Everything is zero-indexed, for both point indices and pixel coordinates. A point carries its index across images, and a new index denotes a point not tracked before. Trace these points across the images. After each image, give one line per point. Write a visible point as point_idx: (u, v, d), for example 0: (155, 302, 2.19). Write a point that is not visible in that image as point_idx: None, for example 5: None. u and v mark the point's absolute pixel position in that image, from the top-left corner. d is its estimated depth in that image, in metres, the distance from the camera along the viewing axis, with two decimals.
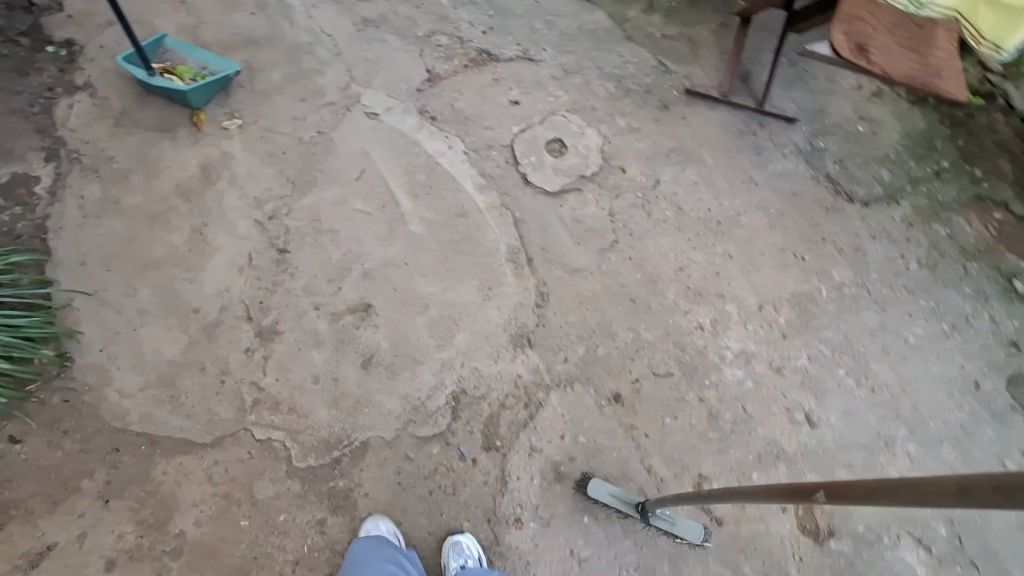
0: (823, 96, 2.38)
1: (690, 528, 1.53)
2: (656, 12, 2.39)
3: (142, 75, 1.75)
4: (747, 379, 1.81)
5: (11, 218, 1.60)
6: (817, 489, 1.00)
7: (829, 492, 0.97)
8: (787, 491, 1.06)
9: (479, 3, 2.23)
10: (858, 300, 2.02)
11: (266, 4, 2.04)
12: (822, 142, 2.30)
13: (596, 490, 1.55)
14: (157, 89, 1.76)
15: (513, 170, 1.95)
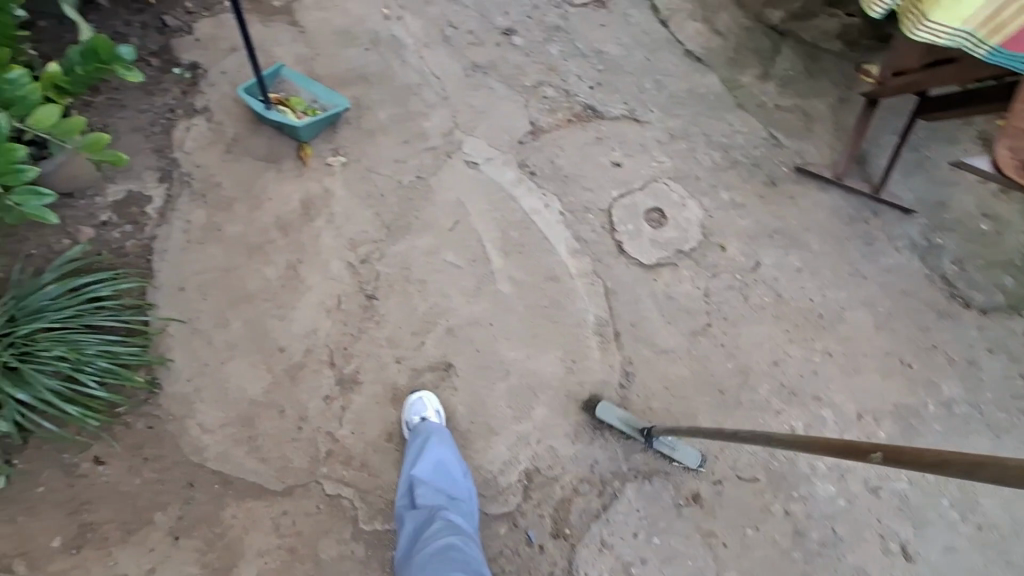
0: (945, 187, 2.20)
1: (687, 454, 1.62)
2: (771, 81, 2.28)
3: (259, 107, 1.76)
4: (839, 497, 1.67)
5: (121, 236, 1.63)
6: (874, 450, 0.93)
7: (889, 456, 0.90)
8: (840, 447, 1.00)
9: (590, 55, 2.17)
10: (969, 422, 1.86)
11: (380, 41, 2.04)
12: (939, 238, 2.13)
13: (603, 411, 1.64)
14: (272, 123, 1.77)
15: (608, 237, 1.89)
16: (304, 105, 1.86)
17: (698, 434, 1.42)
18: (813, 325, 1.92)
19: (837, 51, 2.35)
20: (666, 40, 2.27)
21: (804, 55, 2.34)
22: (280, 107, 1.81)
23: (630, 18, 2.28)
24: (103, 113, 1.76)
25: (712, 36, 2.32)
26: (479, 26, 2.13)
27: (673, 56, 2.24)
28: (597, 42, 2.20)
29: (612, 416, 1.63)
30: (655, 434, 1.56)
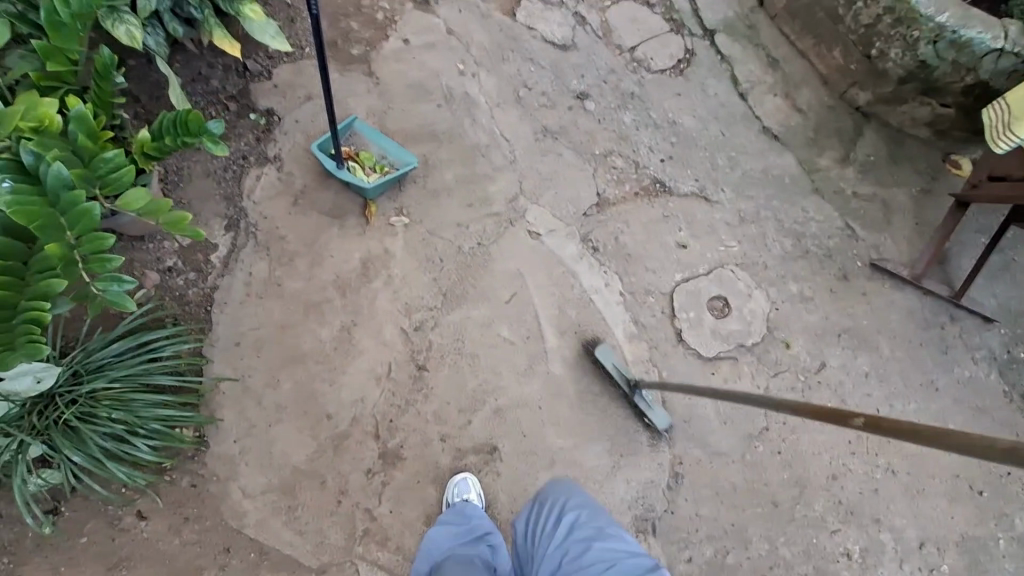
0: None
1: (660, 416, 1.67)
2: (852, 165, 2.17)
3: (331, 163, 1.75)
4: None
5: (185, 282, 1.64)
6: (854, 415, 0.93)
7: (869, 422, 0.91)
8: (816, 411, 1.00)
9: (663, 126, 2.11)
10: None
11: (453, 97, 2.02)
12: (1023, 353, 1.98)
13: (602, 353, 1.72)
14: (341, 180, 1.76)
15: (668, 323, 1.82)
16: (373, 161, 1.85)
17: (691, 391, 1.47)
18: (878, 439, 1.81)
19: (924, 139, 2.23)
20: (743, 114, 2.19)
21: (889, 140, 2.23)
22: (351, 163, 1.80)
23: (707, 89, 2.21)
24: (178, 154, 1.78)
25: (792, 113, 2.22)
26: (553, 87, 2.09)
27: (750, 132, 2.16)
28: (672, 113, 2.14)
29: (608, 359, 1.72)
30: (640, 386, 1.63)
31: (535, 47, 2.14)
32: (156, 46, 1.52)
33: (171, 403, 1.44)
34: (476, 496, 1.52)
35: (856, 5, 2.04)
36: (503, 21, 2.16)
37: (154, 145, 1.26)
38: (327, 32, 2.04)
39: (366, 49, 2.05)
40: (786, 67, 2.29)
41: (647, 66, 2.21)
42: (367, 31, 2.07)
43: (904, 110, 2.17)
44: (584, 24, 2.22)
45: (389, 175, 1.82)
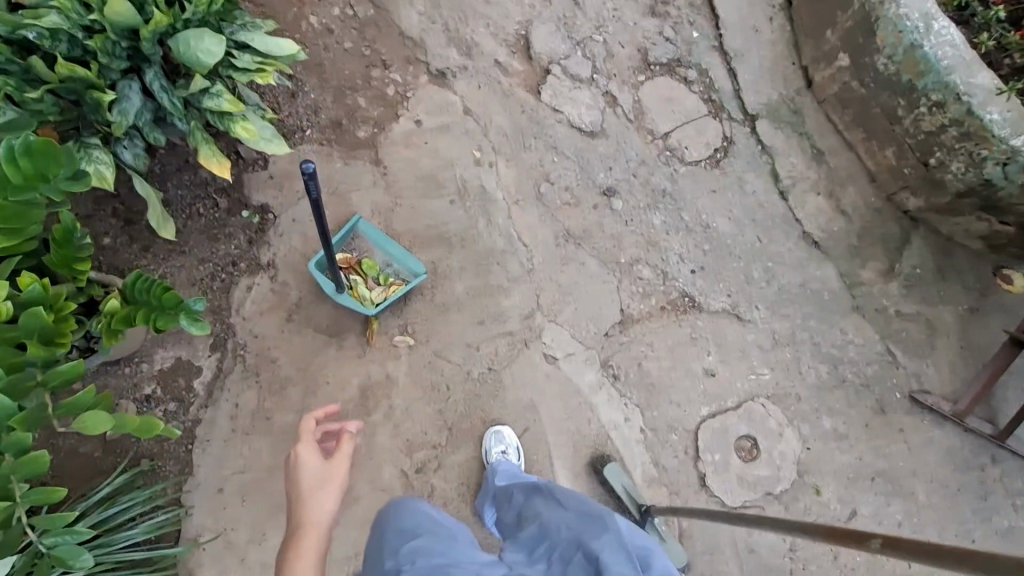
0: None
1: (676, 553, 1.59)
2: (897, 278, 2.00)
3: (330, 287, 1.57)
4: None
5: (163, 415, 1.49)
6: (872, 535, 0.85)
7: (888, 542, 0.83)
8: (828, 531, 0.93)
9: (696, 230, 1.93)
10: None
11: (467, 191, 1.82)
12: None
13: (610, 473, 1.63)
14: (341, 306, 1.59)
15: (692, 467, 1.69)
16: (377, 271, 1.67)
17: (687, 510, 1.40)
18: None
19: (975, 250, 2.04)
20: (783, 217, 2.01)
21: (938, 249, 2.04)
22: (353, 281, 1.62)
23: (745, 185, 2.01)
24: (161, 259, 1.59)
25: (836, 215, 2.04)
26: (578, 182, 1.90)
27: (789, 238, 1.98)
28: (706, 214, 1.95)
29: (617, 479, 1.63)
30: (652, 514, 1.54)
31: (560, 134, 1.94)
32: (131, 160, 1.29)
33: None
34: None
35: (919, 109, 1.83)
36: (525, 100, 1.95)
37: (124, 314, 1.08)
38: (331, 110, 1.83)
39: (373, 131, 1.84)
40: (832, 160, 2.09)
41: (681, 156, 2.00)
42: (375, 109, 1.86)
43: (959, 221, 1.98)
44: (614, 106, 2.01)
45: (396, 290, 1.64)
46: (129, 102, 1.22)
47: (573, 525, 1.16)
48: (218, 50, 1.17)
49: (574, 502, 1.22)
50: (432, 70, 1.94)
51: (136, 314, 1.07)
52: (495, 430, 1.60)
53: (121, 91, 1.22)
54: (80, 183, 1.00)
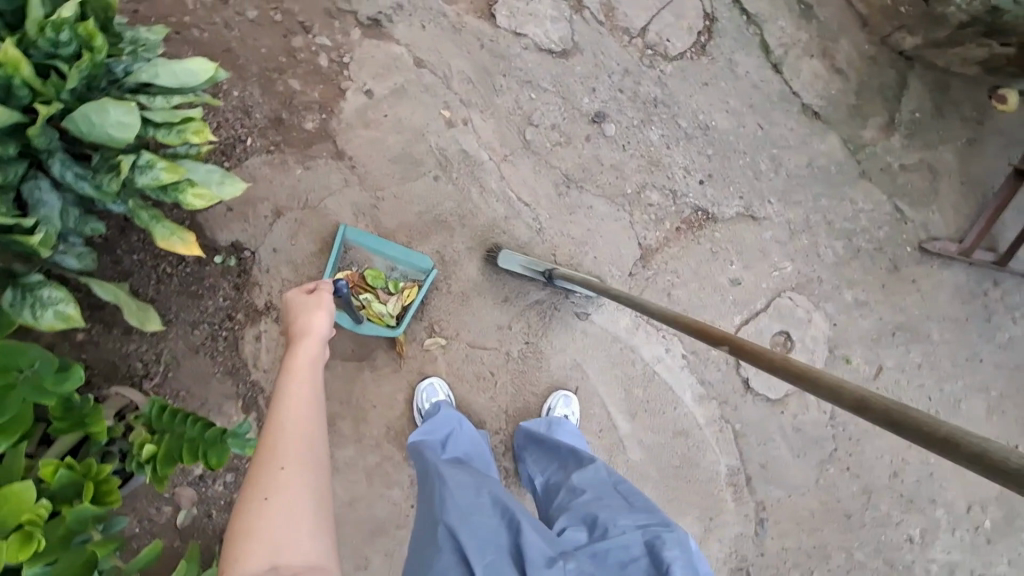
0: None
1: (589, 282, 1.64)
2: (898, 130, 1.93)
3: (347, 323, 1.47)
4: None
5: (225, 488, 1.44)
6: (723, 342, 0.95)
7: (733, 348, 0.92)
8: (697, 328, 1.03)
9: (697, 134, 1.79)
10: None
11: (449, 161, 1.63)
12: None
13: (504, 260, 1.58)
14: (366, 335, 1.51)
15: (735, 374, 1.76)
16: (384, 280, 1.55)
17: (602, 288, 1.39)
18: None
19: (970, 76, 1.93)
20: (780, 93, 1.86)
21: (938, 85, 1.93)
22: (366, 303, 1.51)
23: (737, 69, 1.83)
24: (151, 336, 1.43)
25: (833, 77, 1.90)
26: (564, 116, 1.70)
27: (789, 116, 1.86)
28: (703, 113, 1.80)
29: (514, 263, 1.59)
30: (557, 276, 1.53)
31: (530, 63, 1.68)
32: (78, 263, 1.09)
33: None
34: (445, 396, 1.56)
35: None
36: (480, 30, 1.66)
37: (166, 453, 0.98)
38: (264, 105, 1.53)
39: (321, 118, 1.57)
40: (822, 13, 1.89)
41: (664, 52, 1.78)
42: (314, 89, 1.57)
43: (957, 52, 1.86)
44: (581, 10, 1.72)
45: (413, 296, 1.54)
46: (48, 205, 1.02)
47: (643, 524, 1.18)
48: (132, 119, 0.94)
49: (638, 501, 1.26)
50: (363, 20, 1.60)
51: (181, 451, 0.98)
52: (565, 393, 1.63)
53: (33, 196, 1.01)
54: (70, 374, 0.89)
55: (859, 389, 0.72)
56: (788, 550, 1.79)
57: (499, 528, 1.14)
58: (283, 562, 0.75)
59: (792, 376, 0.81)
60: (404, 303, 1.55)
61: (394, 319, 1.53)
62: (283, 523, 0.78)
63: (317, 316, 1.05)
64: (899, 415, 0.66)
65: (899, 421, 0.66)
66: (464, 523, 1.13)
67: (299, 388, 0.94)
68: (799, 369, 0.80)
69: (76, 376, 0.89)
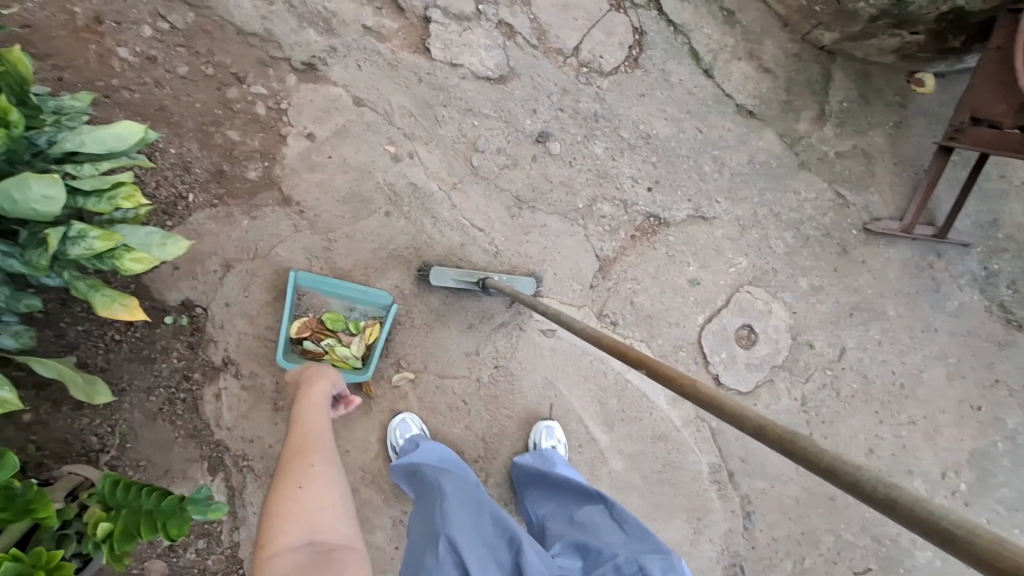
0: (1018, 200, 2.04)
1: (522, 283, 1.64)
2: (830, 120, 2.01)
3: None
4: (936, 558, 1.82)
5: (198, 555, 1.41)
6: (638, 364, 0.92)
7: (648, 373, 0.89)
8: (615, 350, 1.00)
9: (639, 144, 1.84)
10: None
11: (398, 194, 1.63)
12: (996, 263, 2.05)
13: (437, 276, 1.57)
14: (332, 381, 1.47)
15: (705, 372, 1.81)
16: (345, 322, 1.52)
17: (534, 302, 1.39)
18: (897, 399, 1.97)
19: (889, 64, 2.04)
20: (714, 97, 1.93)
21: (859, 75, 2.03)
22: (330, 348, 1.47)
23: (670, 77, 1.90)
24: (104, 409, 1.38)
25: (762, 76, 1.98)
26: (509, 139, 1.73)
27: (725, 118, 1.93)
28: (643, 122, 1.85)
29: (446, 278, 1.57)
30: (490, 286, 1.55)
31: (469, 92, 1.71)
32: (15, 341, 1.08)
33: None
34: (419, 430, 1.55)
35: None
36: (416, 65, 1.68)
37: (122, 530, 0.94)
38: (204, 159, 1.51)
39: (265, 166, 1.56)
40: (745, 17, 1.97)
41: (599, 69, 1.83)
42: (254, 139, 1.56)
43: (872, 44, 1.93)
44: (513, 36, 1.76)
45: (377, 333, 1.53)
46: None
47: (635, 550, 1.19)
48: (56, 192, 0.91)
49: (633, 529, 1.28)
50: (297, 66, 1.60)
51: (139, 525, 0.94)
52: (547, 424, 1.64)
53: None
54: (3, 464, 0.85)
55: (759, 416, 0.68)
56: (777, 541, 1.80)
57: (501, 552, 1.16)
58: (319, 538, 0.90)
59: (700, 402, 0.76)
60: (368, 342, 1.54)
61: (359, 360, 1.51)
62: (314, 508, 0.93)
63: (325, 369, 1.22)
64: (796, 446, 0.62)
65: (799, 452, 0.62)
66: (465, 541, 1.14)
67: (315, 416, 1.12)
68: (704, 395, 0.76)
69: (9, 464, 0.85)
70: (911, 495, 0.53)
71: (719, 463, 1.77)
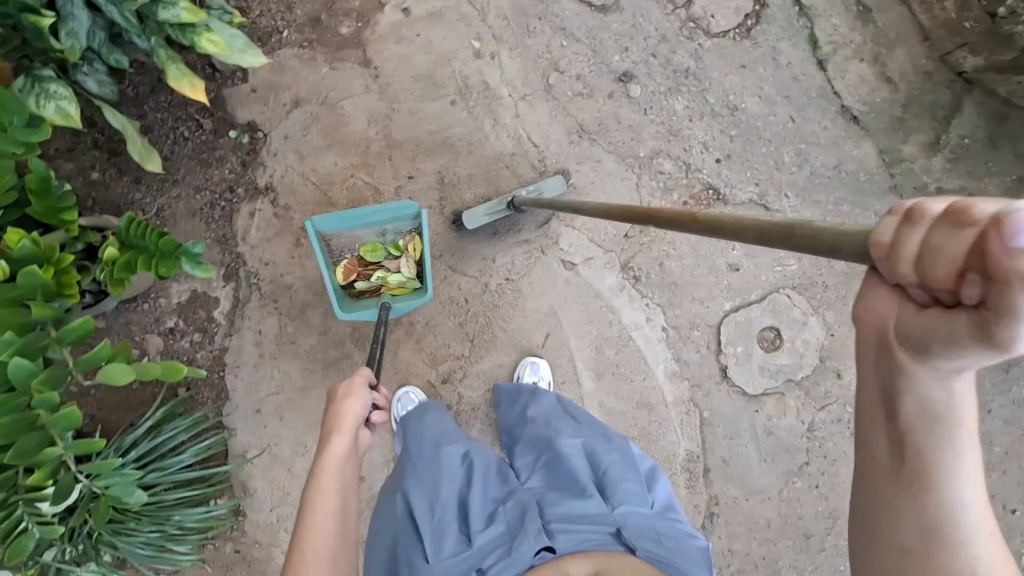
0: None
1: (550, 184, 1.61)
2: (942, 151, 1.82)
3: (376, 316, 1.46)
4: None
5: (190, 345, 1.53)
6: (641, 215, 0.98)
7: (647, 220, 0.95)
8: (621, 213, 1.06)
9: (723, 113, 1.76)
10: None
11: (469, 88, 1.67)
12: None
13: (471, 220, 1.57)
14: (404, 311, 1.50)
15: (714, 360, 1.70)
16: (382, 249, 1.51)
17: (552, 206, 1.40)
18: None
19: None
20: (820, 90, 1.81)
21: (995, 114, 1.81)
22: (381, 282, 1.49)
23: (779, 57, 1.79)
24: (155, 191, 1.53)
25: (880, 84, 1.82)
26: (591, 69, 1.71)
27: (825, 115, 1.80)
28: (734, 93, 1.77)
29: (480, 219, 1.57)
30: (520, 201, 1.54)
31: (567, 12, 1.71)
32: (97, 87, 1.25)
33: (195, 500, 1.42)
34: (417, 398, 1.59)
35: None
36: None
37: (125, 262, 1.05)
38: (307, 3, 1.62)
39: (357, 26, 1.64)
40: (882, 17, 1.81)
41: (706, 27, 1.77)
42: None
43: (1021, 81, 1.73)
44: None
45: (419, 246, 1.49)
46: (77, 21, 1.13)
47: (586, 440, 1.28)
48: None
49: (585, 418, 1.36)
50: None
51: (138, 261, 1.04)
52: (533, 360, 1.63)
53: (64, 8, 1.11)
54: (39, 131, 0.92)
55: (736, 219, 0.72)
56: (733, 554, 1.70)
57: (445, 484, 1.18)
58: None
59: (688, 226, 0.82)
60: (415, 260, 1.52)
61: (416, 280, 1.51)
62: None
63: (350, 405, 1.03)
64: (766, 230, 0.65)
65: (784, 236, 0.62)
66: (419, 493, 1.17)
67: (321, 507, 0.91)
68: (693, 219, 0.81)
69: (45, 132, 0.92)
70: (814, 231, 0.58)
71: (699, 453, 1.69)
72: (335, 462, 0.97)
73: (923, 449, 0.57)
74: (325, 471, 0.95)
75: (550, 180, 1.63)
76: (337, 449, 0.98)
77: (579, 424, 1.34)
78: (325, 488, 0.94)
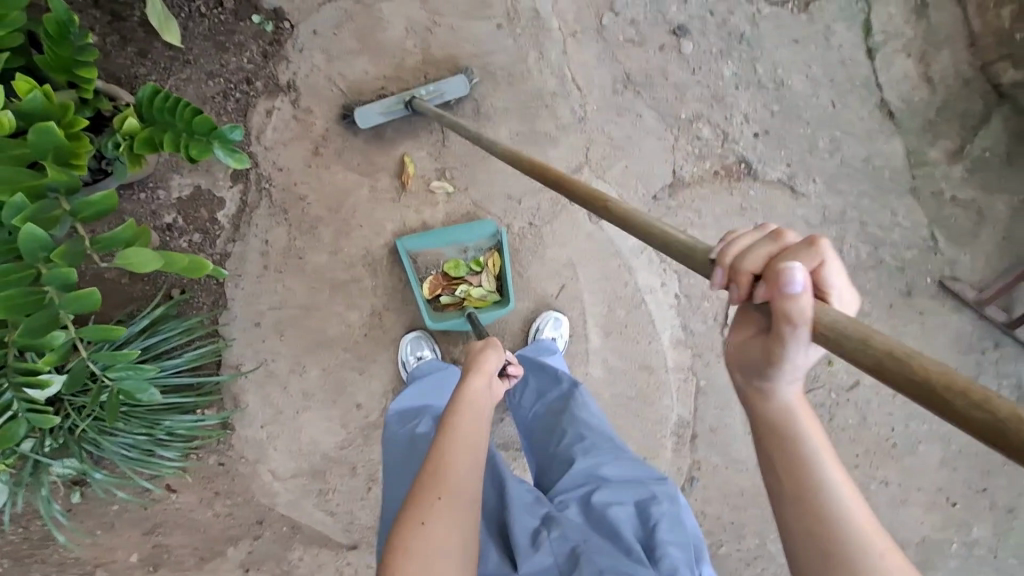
0: None
1: (452, 86, 1.48)
2: (963, 160, 1.79)
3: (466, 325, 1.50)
4: None
5: (189, 246, 1.41)
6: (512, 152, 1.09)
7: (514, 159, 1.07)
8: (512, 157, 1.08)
9: (768, 86, 1.72)
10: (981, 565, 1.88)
11: (517, 14, 1.56)
12: None
13: (363, 118, 1.43)
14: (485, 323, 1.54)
15: (719, 332, 1.70)
16: (464, 265, 1.54)
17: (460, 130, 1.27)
18: (884, 454, 1.86)
19: None
20: (865, 79, 1.77)
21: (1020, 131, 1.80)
22: (466, 293, 1.51)
23: (832, 38, 1.74)
24: (163, 69, 1.38)
25: (920, 83, 1.78)
26: (646, 16, 1.63)
27: (865, 105, 1.78)
28: (783, 68, 1.73)
29: (374, 117, 1.44)
30: (416, 104, 1.40)
31: None
32: None
33: (185, 407, 1.37)
34: (430, 352, 1.50)
35: None
36: None
37: (146, 137, 0.94)
38: None
39: None
40: (936, 14, 1.76)
41: None
42: None
43: None
44: None
45: (499, 263, 1.52)
46: None
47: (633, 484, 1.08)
48: None
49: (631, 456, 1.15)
50: None
51: (163, 138, 0.93)
52: (555, 316, 1.61)
53: None
54: None
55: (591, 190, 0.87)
56: (703, 517, 1.77)
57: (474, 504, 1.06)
58: None
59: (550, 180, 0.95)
60: (494, 275, 1.56)
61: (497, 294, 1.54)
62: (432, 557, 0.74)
63: (491, 354, 1.04)
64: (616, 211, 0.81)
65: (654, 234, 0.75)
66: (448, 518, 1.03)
67: (463, 425, 0.91)
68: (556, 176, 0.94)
69: None
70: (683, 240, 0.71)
71: (687, 419, 1.73)
72: (477, 398, 0.96)
73: (788, 456, 0.70)
74: (467, 399, 0.95)
75: (452, 77, 1.50)
76: (476, 387, 0.97)
77: (623, 459, 1.13)
78: (468, 420, 0.92)
